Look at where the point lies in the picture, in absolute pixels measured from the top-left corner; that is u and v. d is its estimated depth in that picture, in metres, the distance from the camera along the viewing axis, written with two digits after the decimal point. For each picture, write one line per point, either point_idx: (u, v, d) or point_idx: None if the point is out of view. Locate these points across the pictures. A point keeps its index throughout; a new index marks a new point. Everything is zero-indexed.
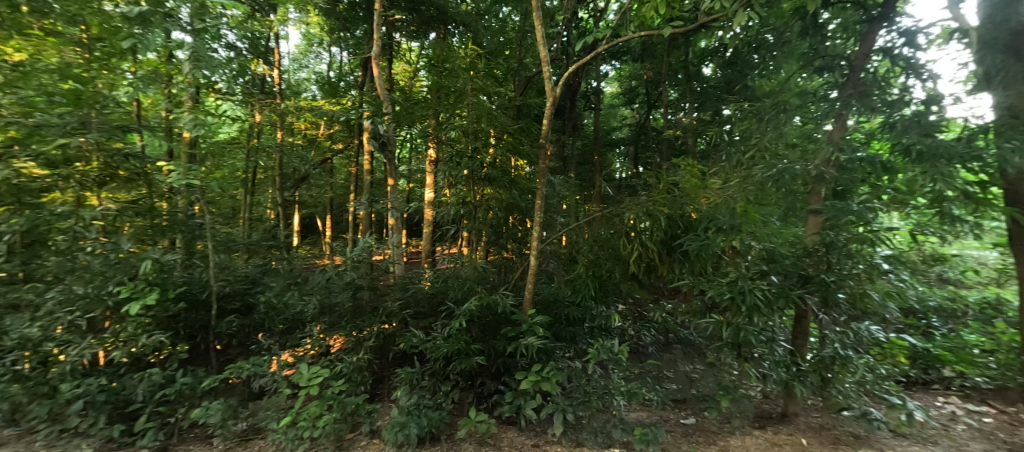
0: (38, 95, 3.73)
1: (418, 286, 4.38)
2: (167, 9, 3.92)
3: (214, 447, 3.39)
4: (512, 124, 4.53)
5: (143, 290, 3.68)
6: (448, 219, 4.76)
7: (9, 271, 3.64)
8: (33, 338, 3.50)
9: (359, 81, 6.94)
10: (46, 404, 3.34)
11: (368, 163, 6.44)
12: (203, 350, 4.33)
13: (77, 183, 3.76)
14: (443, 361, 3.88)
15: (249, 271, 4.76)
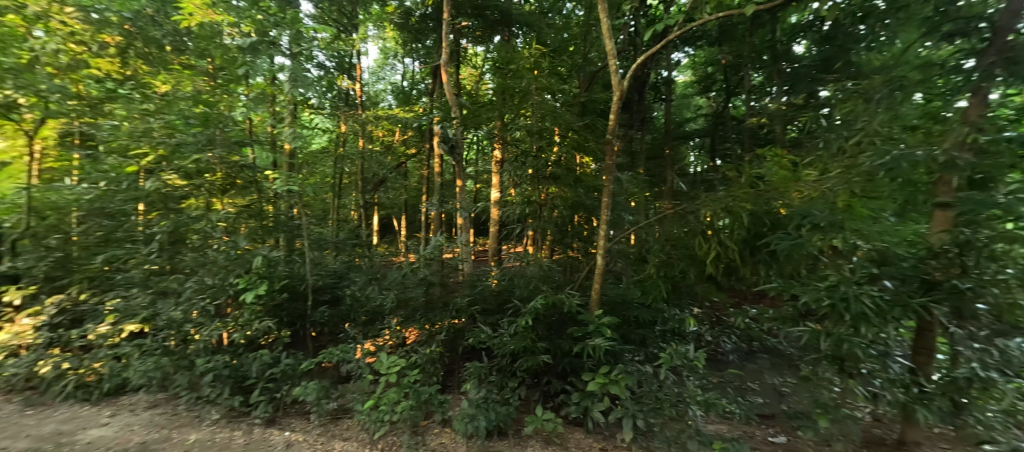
0: (179, 119, 4.56)
1: (486, 283, 4.52)
2: (271, 38, 4.51)
3: (311, 422, 3.82)
4: (577, 121, 4.46)
5: (256, 282, 4.26)
6: (513, 218, 4.84)
7: (160, 263, 4.58)
8: (177, 320, 4.26)
9: (430, 88, 7.34)
10: (186, 375, 4.02)
11: (438, 166, 6.78)
12: (301, 337, 4.87)
13: (206, 191, 4.50)
14: (510, 358, 3.96)
15: (337, 267, 5.25)
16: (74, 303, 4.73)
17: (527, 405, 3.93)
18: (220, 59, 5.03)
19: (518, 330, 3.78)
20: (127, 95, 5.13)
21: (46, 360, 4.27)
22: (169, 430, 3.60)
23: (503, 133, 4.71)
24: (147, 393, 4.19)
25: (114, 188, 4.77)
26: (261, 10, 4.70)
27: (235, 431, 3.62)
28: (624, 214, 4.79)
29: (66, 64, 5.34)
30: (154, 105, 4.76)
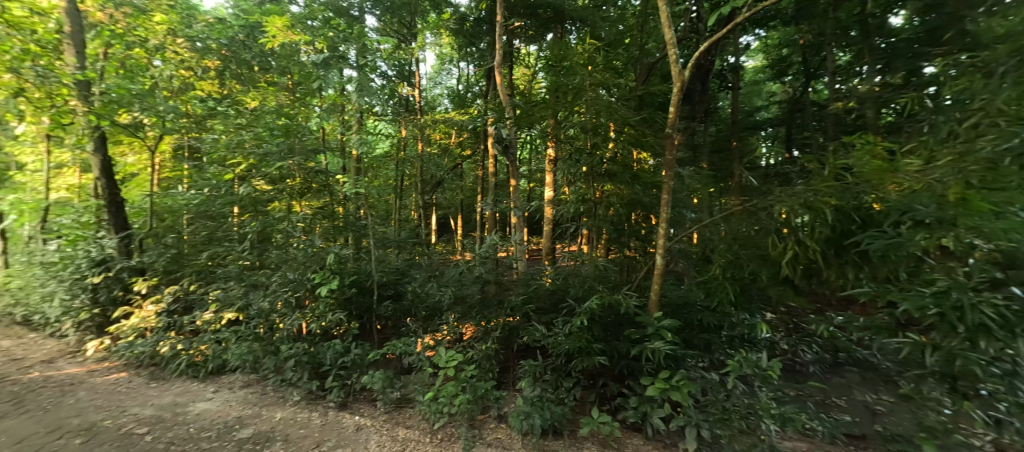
0: (265, 131, 5.11)
1: (540, 282, 4.52)
2: (340, 52, 4.89)
3: (377, 409, 4.09)
4: (635, 115, 4.28)
5: (328, 277, 4.67)
6: (567, 217, 4.78)
7: (252, 260, 5.18)
8: (266, 310, 4.78)
9: (484, 89, 7.49)
10: (273, 359, 4.50)
11: (492, 166, 6.91)
12: (368, 329, 5.22)
13: (287, 195, 4.94)
14: (565, 357, 3.92)
15: (399, 264, 5.54)
16: (185, 293, 5.50)
17: (582, 406, 3.88)
18: (299, 75, 5.64)
19: (573, 330, 3.72)
20: (225, 112, 5.97)
21: (165, 341, 5.01)
22: (259, 407, 4.06)
23: (556, 131, 4.66)
24: (242, 374, 4.75)
25: (215, 193, 5.48)
26: (332, 28, 5.17)
27: (313, 413, 3.98)
28: (685, 211, 4.53)
29: (180, 88, 6.76)
30: (246, 119, 5.42)
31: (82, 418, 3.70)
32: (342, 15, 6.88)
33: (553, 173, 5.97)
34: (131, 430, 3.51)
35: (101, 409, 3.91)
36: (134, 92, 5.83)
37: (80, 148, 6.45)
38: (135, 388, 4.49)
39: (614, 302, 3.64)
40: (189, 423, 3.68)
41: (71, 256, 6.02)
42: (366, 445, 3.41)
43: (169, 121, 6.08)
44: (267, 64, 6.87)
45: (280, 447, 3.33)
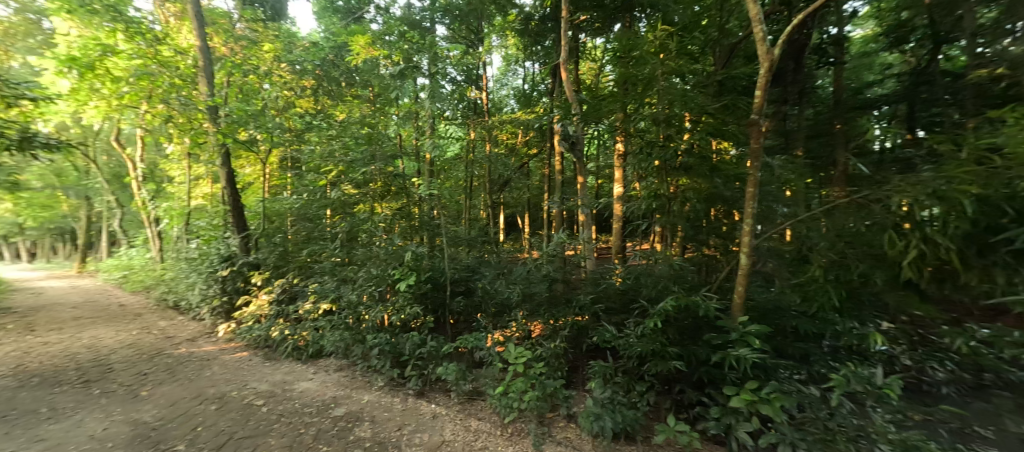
0: (351, 140, 5.70)
1: (609, 282, 4.39)
2: (414, 63, 5.23)
3: (451, 399, 4.30)
4: (713, 102, 3.98)
5: (406, 273, 5.03)
6: (638, 214, 4.53)
7: (343, 256, 5.78)
8: (355, 302, 5.29)
9: (550, 87, 7.45)
10: (360, 347, 4.96)
11: (559, 163, 6.84)
12: (442, 323, 5.50)
13: (370, 197, 5.46)
14: (637, 360, 3.77)
15: (470, 262, 5.73)
16: (290, 285, 6.29)
17: (656, 412, 3.70)
18: (379, 88, 6.26)
19: (646, 332, 3.56)
20: (319, 125, 6.72)
21: (275, 326, 5.78)
22: (350, 390, 4.51)
23: (625, 124, 4.48)
24: (336, 359, 5.32)
25: (312, 198, 6.19)
26: (407, 41, 5.53)
27: (395, 398, 4.32)
28: (775, 205, 4.06)
29: (283, 106, 7.46)
30: (336, 131, 6.04)
31: (216, 389, 4.45)
32: (415, 26, 7.68)
33: (623, 169, 5.76)
34: (251, 402, 4.13)
35: (230, 382, 4.66)
36: (249, 113, 6.81)
37: (211, 162, 7.71)
38: (254, 366, 5.27)
39: (691, 303, 3.39)
40: (294, 399, 4.23)
41: (207, 253, 7.26)
42: (441, 432, 3.62)
43: (276, 135, 6.98)
44: (352, 80, 7.56)
45: (367, 427, 3.68)
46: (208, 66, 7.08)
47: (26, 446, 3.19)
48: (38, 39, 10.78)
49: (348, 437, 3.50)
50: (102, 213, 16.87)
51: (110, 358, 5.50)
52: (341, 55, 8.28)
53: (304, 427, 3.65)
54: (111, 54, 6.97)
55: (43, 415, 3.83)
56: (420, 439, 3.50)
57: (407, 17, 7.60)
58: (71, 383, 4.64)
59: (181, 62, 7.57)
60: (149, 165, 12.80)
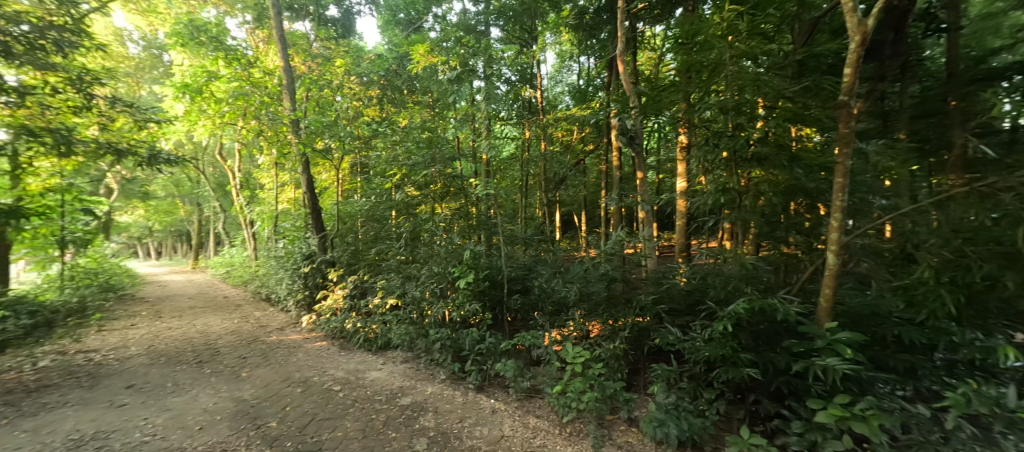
0: (413, 144, 6.01)
1: (673, 282, 4.17)
2: (470, 66, 5.35)
3: (510, 395, 4.37)
4: (792, 84, 3.59)
5: (465, 271, 5.18)
6: (705, 209, 4.23)
7: (408, 254, 6.13)
8: (418, 297, 5.59)
9: (607, 80, 7.22)
10: (424, 341, 5.22)
11: (617, 159, 6.61)
12: (500, 320, 5.59)
13: (431, 198, 5.74)
14: (705, 366, 3.53)
15: (526, 260, 5.75)
16: (361, 281, 6.79)
17: (727, 422, 3.44)
18: (438, 93, 6.55)
19: (715, 336, 3.32)
20: (383, 132, 7.17)
21: (349, 319, 6.28)
22: (415, 381, 4.77)
23: (689, 115, 4.21)
24: (401, 351, 5.64)
25: (379, 200, 6.63)
26: (464, 46, 5.68)
27: (456, 391, 4.49)
28: (870, 196, 3.78)
29: (354, 116, 8.10)
30: (399, 136, 6.40)
31: (301, 374, 4.96)
32: (470, 31, 7.91)
33: (686, 163, 5.43)
34: (330, 387, 4.54)
35: (312, 368, 5.16)
36: (324, 124, 7.44)
37: (294, 170, 8.56)
38: (331, 354, 5.77)
39: (766, 306, 3.10)
40: (366, 387, 4.57)
41: (292, 252, 8.09)
42: (500, 427, 3.69)
43: (347, 143, 7.53)
44: (412, 87, 7.95)
45: (431, 417, 3.87)
46: (290, 83, 7.87)
47: (155, 417, 3.86)
48: (160, 70, 12.71)
49: (413, 426, 3.71)
50: (210, 217, 19.52)
51: (218, 342, 6.37)
52: (402, 64, 8.74)
53: (375, 413, 3.94)
54: (215, 79, 8.05)
55: (168, 389, 4.56)
56: (480, 433, 3.60)
57: (462, 23, 7.84)
58: (189, 363, 5.45)
59: (269, 82, 8.52)
60: (245, 175, 14.54)
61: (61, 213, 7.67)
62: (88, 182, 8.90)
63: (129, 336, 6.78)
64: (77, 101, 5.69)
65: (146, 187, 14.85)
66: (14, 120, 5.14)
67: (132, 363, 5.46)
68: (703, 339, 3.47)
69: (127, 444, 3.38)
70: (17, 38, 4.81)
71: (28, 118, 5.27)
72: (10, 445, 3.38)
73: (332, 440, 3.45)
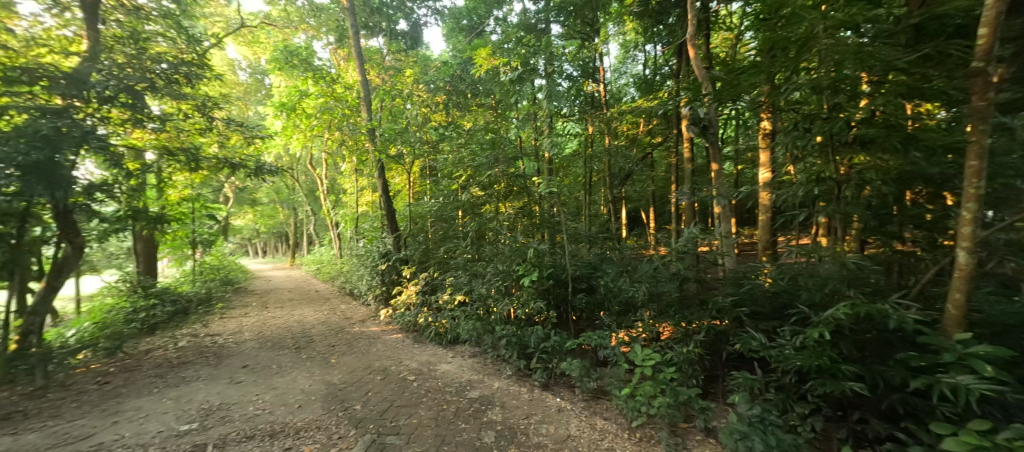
0: (477, 146, 6.20)
1: (756, 283, 3.81)
2: (531, 66, 5.38)
3: (576, 395, 4.32)
4: (904, 52, 3.04)
5: (529, 269, 5.21)
6: (794, 203, 3.78)
7: (474, 253, 6.35)
8: (484, 294, 5.76)
9: (676, 67, 6.79)
10: (490, 337, 5.36)
11: (689, 150, 6.18)
12: (565, 319, 5.55)
13: (495, 198, 5.88)
14: (796, 376, 3.16)
15: (591, 259, 5.63)
16: (431, 278, 7.18)
17: (825, 441, 3.06)
18: (500, 95, 6.68)
19: (809, 344, 2.96)
20: (449, 135, 7.50)
21: (421, 314, 6.68)
22: (483, 375, 4.93)
23: (773, 98, 3.79)
24: (469, 346, 5.86)
25: (446, 201, 6.94)
26: (525, 46, 5.73)
27: (522, 387, 4.55)
28: (1019, 181, 3.00)
29: (423, 122, 8.59)
30: (464, 139, 6.65)
31: (380, 363, 5.39)
32: (531, 30, 7.95)
33: (770, 152, 4.91)
34: (405, 377, 4.87)
35: (390, 358, 5.58)
36: (396, 131, 7.98)
37: (372, 175, 9.30)
38: (407, 346, 6.18)
39: (874, 312, 2.68)
40: (438, 378, 4.83)
41: (371, 250, 8.82)
42: (567, 427, 3.67)
43: (417, 148, 7.99)
44: (476, 90, 8.21)
45: (498, 411, 3.97)
46: (367, 95, 8.56)
47: (264, 393, 4.46)
48: (263, 92, 14.60)
49: (481, 418, 3.84)
50: (304, 220, 22.00)
51: (312, 331, 7.16)
52: (466, 69, 9.06)
53: (446, 404, 4.15)
54: (306, 97, 9.04)
55: (274, 370, 5.24)
56: (546, 430, 3.61)
57: (523, 23, 7.91)
58: (290, 348, 6.20)
59: (349, 95, 9.35)
60: (331, 181, 16.14)
61: (193, 218, 9.19)
62: (211, 192, 10.52)
63: (243, 322, 7.90)
64: (203, 124, 6.77)
65: (254, 195, 17.16)
66: (159, 143, 6.28)
67: (246, 346, 6.37)
68: (794, 346, 3.12)
69: (243, 415, 3.95)
70: (160, 75, 5.86)
71: (169, 141, 6.41)
72: (161, 409, 4.15)
73: (408, 425, 3.70)
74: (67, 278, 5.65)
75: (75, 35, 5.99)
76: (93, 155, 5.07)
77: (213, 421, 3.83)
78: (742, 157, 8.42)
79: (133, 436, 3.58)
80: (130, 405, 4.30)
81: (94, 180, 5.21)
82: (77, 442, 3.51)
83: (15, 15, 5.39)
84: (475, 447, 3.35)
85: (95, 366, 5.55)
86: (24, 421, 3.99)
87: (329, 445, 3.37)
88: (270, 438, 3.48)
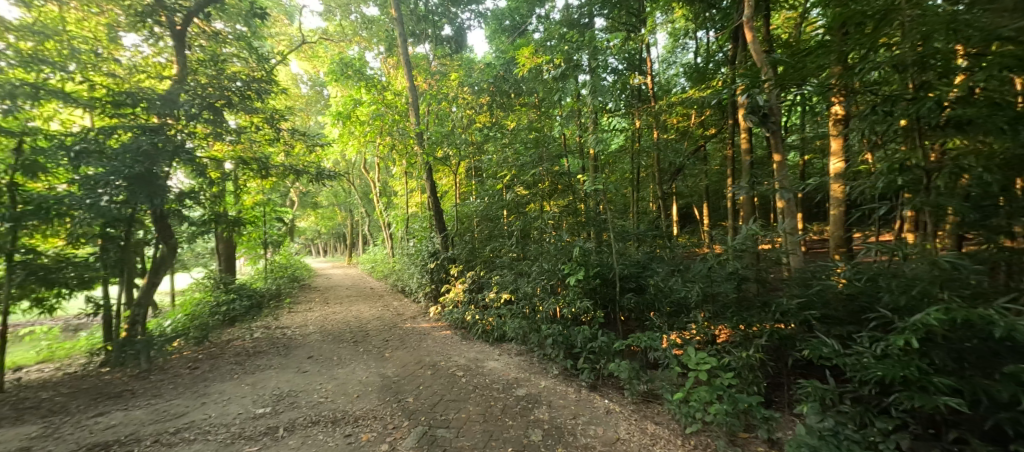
0: (521, 145, 6.24)
1: (827, 284, 3.48)
2: (575, 62, 5.31)
3: (625, 397, 4.20)
4: (1011, 16, 2.57)
5: (575, 268, 5.14)
6: (872, 195, 3.40)
7: (519, 252, 6.38)
8: (530, 293, 5.77)
9: (731, 53, 6.35)
10: (536, 336, 5.37)
11: (747, 141, 5.78)
12: (612, 319, 5.41)
13: (539, 196, 5.88)
14: (876, 387, 2.84)
15: (640, 258, 5.44)
16: (478, 277, 7.31)
17: None
18: (543, 92, 6.65)
19: (892, 351, 2.65)
20: (493, 135, 7.61)
21: (469, 311, 6.84)
22: (529, 373, 4.94)
23: (846, 80, 3.44)
24: (515, 344, 5.90)
25: (492, 200, 7.03)
26: (568, 42, 5.68)
27: (569, 387, 4.50)
28: None
29: (468, 124, 8.79)
30: (508, 139, 6.70)
31: (431, 358, 5.60)
32: (573, 26, 7.83)
33: (843, 139, 4.45)
34: (454, 372, 5.02)
35: (439, 354, 5.77)
36: (443, 133, 8.20)
37: (421, 177, 9.65)
38: (455, 343, 6.35)
39: (974, 318, 2.34)
40: (485, 375, 4.92)
41: (421, 250, 9.16)
42: (615, 429, 3.58)
43: (463, 150, 8.19)
44: (519, 90, 8.21)
45: (545, 410, 3.97)
46: (414, 100, 8.89)
47: (327, 383, 4.81)
48: (322, 103, 15.66)
49: (528, 416, 3.86)
50: (360, 221, 23.31)
51: (368, 326, 7.59)
52: (509, 69, 9.10)
53: (493, 400, 4.21)
54: (359, 105, 9.56)
55: (335, 362, 5.62)
56: (594, 432, 3.55)
57: (566, 19, 7.80)
58: (348, 342, 6.62)
59: (399, 102, 9.79)
60: (383, 184, 16.96)
61: (265, 221, 10.10)
62: (279, 196, 11.48)
63: (308, 317, 8.55)
64: (271, 135, 7.40)
65: (315, 198, 18.47)
66: (235, 154, 7.02)
67: (311, 339, 6.88)
68: (875, 354, 2.81)
69: (309, 402, 4.29)
70: (235, 92, 6.46)
71: (243, 152, 7.11)
72: (241, 393, 4.61)
73: (457, 420, 3.80)
74: (164, 275, 6.45)
75: (167, 61, 6.80)
76: (183, 166, 5.74)
77: (283, 406, 4.19)
78: (809, 146, 7.70)
79: (218, 416, 4.02)
80: (216, 388, 4.83)
81: (184, 189, 5.90)
82: (174, 419, 4.00)
83: (120, 47, 6.29)
84: (522, 444, 3.37)
85: (187, 353, 6.30)
86: (133, 399, 4.62)
87: (384, 434, 3.56)
88: (332, 424, 3.75)
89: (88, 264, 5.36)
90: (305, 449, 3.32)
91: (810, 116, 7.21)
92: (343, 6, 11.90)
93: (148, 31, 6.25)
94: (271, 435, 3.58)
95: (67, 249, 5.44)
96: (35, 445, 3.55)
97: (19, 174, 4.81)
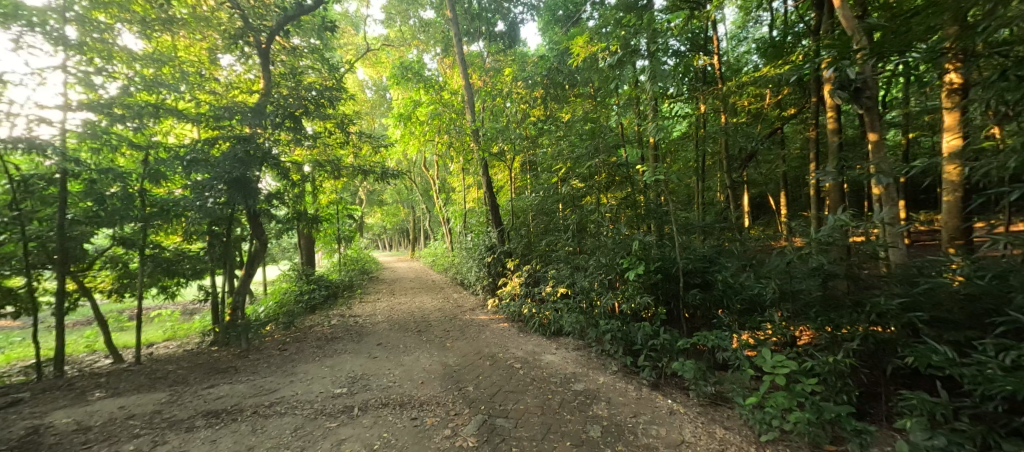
0: (577, 138, 6.15)
1: (936, 283, 3.00)
2: (633, 46, 5.00)
3: (691, 398, 3.97)
4: None
5: (635, 263, 4.88)
6: (1000, 177, 2.87)
7: (576, 244, 6.28)
8: (587, 287, 5.66)
9: (815, 21, 5.65)
10: (594, 331, 5.26)
11: (835, 119, 5.11)
12: (675, 315, 5.14)
13: (595, 188, 5.72)
14: (1005, 403, 2.39)
15: (706, 251, 5.10)
16: (534, 270, 7.34)
17: None
18: (598, 81, 6.48)
19: None
20: (548, 129, 7.57)
21: (525, 304, 6.89)
22: (587, 368, 4.85)
23: (966, 43, 2.89)
24: (572, 339, 5.83)
25: (547, 194, 7.02)
26: (626, 26, 5.46)
27: (629, 384, 4.35)
28: None
29: (522, 118, 8.79)
30: (563, 131, 6.64)
31: (489, 350, 5.73)
32: (631, 9, 6.90)
33: (959, 112, 3.78)
34: (512, 364, 5.10)
35: (498, 345, 5.90)
36: (497, 130, 8.28)
37: (478, 172, 9.89)
38: (513, 335, 6.44)
39: None
40: (542, 368, 4.93)
41: (479, 244, 9.39)
42: (680, 430, 3.42)
43: (518, 144, 8.18)
44: (574, 80, 7.99)
45: (604, 406, 3.89)
46: (470, 99, 9.04)
47: (395, 368, 5.15)
48: (385, 106, 16.65)
49: (587, 412, 3.81)
50: (420, 216, 24.48)
51: (430, 317, 7.96)
52: (563, 60, 8.89)
53: (551, 394, 4.21)
54: (419, 106, 9.98)
55: (402, 349, 5.99)
56: (656, 432, 3.42)
57: (621, 2, 6.99)
58: (413, 331, 7.02)
59: (455, 100, 10.09)
60: (442, 181, 17.65)
61: (338, 218, 10.99)
62: (349, 195, 12.43)
63: (377, 307, 9.19)
64: (342, 138, 8.00)
65: (380, 196, 19.73)
66: (312, 158, 7.60)
67: (380, 327, 7.39)
68: (1003, 365, 2.39)
69: (379, 385, 4.64)
70: (312, 101, 7.03)
71: (320, 155, 7.71)
72: (321, 374, 5.11)
73: (516, 410, 3.88)
74: (258, 267, 7.10)
75: (255, 76, 7.64)
76: (270, 170, 6.45)
77: (358, 388, 4.58)
78: (915, 122, 6.66)
79: (304, 393, 4.49)
80: (301, 368, 5.39)
81: (272, 190, 6.63)
82: (268, 394, 4.53)
83: (219, 67, 7.19)
84: (580, 440, 3.34)
85: (277, 336, 7.11)
86: (236, 374, 5.31)
87: (446, 420, 3.73)
88: (400, 407, 4.01)
89: (199, 257, 6.27)
90: (377, 428, 3.59)
91: (916, 88, 6.23)
92: (402, 12, 12.47)
93: (239, 51, 7.05)
94: (347, 413, 3.92)
95: (184, 245, 6.41)
96: (164, 409, 4.23)
97: (146, 182, 5.67)
